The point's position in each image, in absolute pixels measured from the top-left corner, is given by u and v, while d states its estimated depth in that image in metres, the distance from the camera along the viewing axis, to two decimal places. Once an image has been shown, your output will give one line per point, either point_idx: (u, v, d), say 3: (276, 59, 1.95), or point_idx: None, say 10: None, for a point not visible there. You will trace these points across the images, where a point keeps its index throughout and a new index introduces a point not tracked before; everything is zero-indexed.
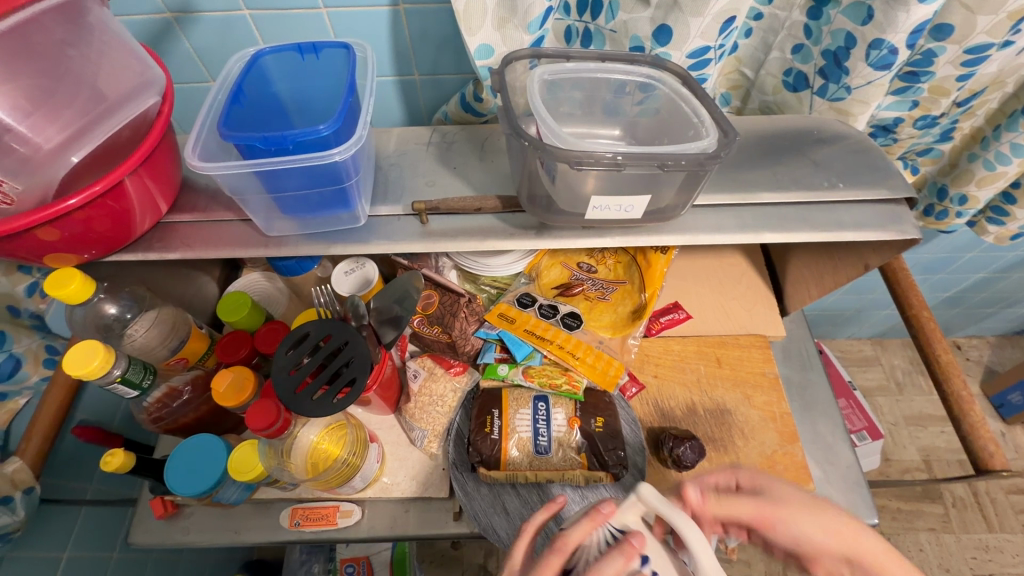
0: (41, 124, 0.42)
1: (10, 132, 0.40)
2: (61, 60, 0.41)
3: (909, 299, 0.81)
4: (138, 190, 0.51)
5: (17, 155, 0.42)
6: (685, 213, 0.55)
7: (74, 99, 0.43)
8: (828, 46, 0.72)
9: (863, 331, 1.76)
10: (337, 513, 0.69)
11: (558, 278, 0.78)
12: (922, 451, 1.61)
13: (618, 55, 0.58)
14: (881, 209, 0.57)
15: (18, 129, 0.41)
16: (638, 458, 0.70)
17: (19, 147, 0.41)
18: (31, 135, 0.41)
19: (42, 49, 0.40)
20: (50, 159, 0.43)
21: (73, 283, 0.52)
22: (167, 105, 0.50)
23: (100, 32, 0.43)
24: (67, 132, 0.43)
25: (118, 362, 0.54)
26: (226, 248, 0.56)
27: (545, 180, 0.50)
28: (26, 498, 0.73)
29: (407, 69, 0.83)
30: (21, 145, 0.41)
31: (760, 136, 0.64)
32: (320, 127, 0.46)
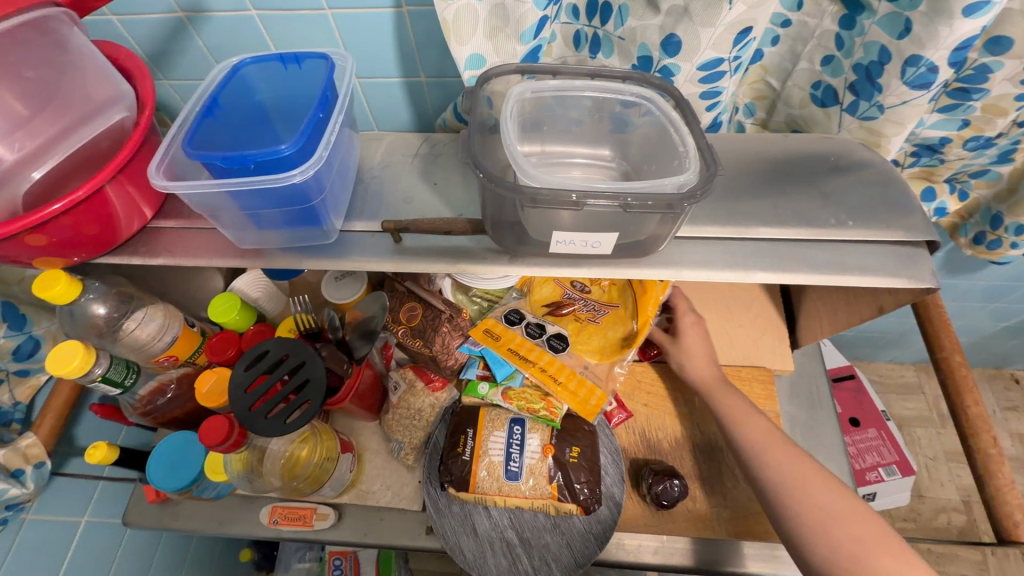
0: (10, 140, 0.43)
1: None
2: (30, 77, 0.43)
3: (940, 340, 0.70)
4: (120, 196, 0.52)
5: None
6: (669, 245, 0.52)
7: (43, 113, 0.44)
8: (859, 59, 0.65)
9: (905, 355, 1.63)
10: (313, 516, 0.70)
11: (550, 295, 0.75)
12: (960, 490, 1.48)
13: (609, 72, 0.54)
14: (893, 251, 0.52)
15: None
16: (616, 490, 0.67)
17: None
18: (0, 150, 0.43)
19: (9, 70, 0.41)
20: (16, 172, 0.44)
21: (59, 284, 0.54)
22: (144, 115, 0.51)
23: (67, 48, 0.45)
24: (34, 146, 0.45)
25: (100, 361, 0.58)
26: (205, 257, 0.56)
27: (514, 209, 0.47)
28: (37, 472, 0.77)
29: (414, 71, 0.74)
30: None
31: (761, 162, 0.60)
32: (281, 146, 0.45)
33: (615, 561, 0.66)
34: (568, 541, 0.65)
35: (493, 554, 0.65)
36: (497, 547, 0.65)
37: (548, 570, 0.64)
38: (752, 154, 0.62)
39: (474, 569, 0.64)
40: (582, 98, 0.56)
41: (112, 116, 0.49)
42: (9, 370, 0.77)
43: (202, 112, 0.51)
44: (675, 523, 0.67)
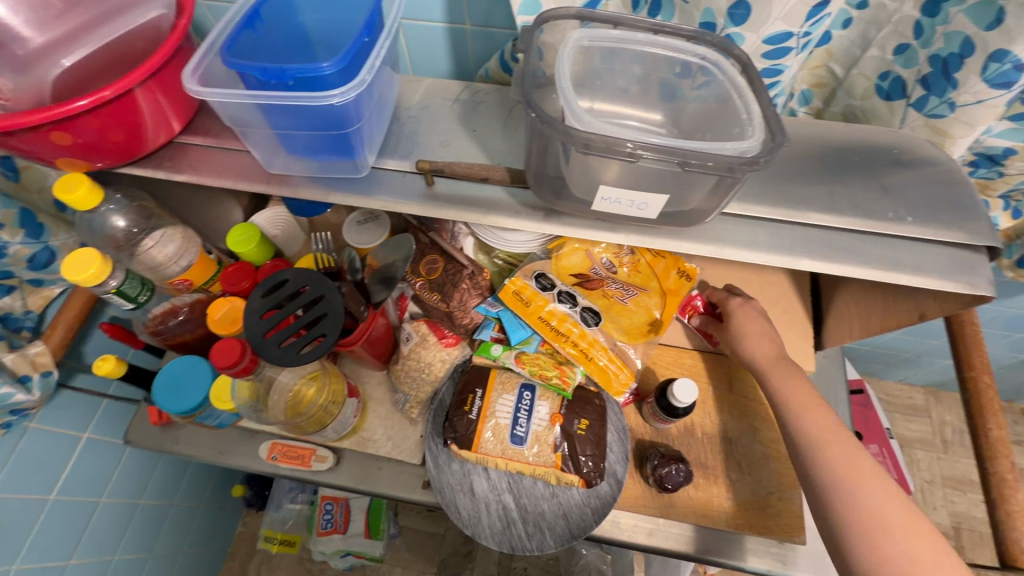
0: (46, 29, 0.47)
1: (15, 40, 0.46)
2: None
3: (970, 358, 0.67)
4: (149, 103, 0.50)
5: (16, 59, 0.46)
6: (714, 220, 0.49)
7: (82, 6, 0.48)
8: (938, 50, 0.60)
9: (917, 377, 1.59)
10: (312, 457, 0.70)
11: (578, 266, 0.72)
12: (953, 516, 1.47)
13: (673, 28, 0.51)
14: (948, 254, 0.49)
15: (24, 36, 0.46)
16: (619, 468, 0.65)
17: (19, 50, 0.46)
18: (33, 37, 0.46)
19: None
20: (40, 59, 0.46)
21: (80, 189, 0.53)
22: (183, 19, 0.47)
23: None
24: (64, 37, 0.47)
25: (115, 274, 0.56)
26: (229, 178, 0.54)
27: (559, 160, 0.45)
28: (43, 380, 0.77)
29: (460, 16, 0.70)
30: (23, 50, 0.46)
31: (817, 147, 0.57)
32: (322, 64, 0.43)
33: (610, 538, 0.66)
34: (565, 512, 0.64)
35: (487, 515, 0.64)
36: (493, 508, 0.64)
37: (542, 538, 0.63)
38: (809, 138, 0.58)
39: (467, 527, 0.64)
40: (638, 55, 0.53)
41: (148, 9, 0.48)
42: (24, 277, 0.77)
43: (241, 22, 0.48)
44: (673, 508, 0.66)
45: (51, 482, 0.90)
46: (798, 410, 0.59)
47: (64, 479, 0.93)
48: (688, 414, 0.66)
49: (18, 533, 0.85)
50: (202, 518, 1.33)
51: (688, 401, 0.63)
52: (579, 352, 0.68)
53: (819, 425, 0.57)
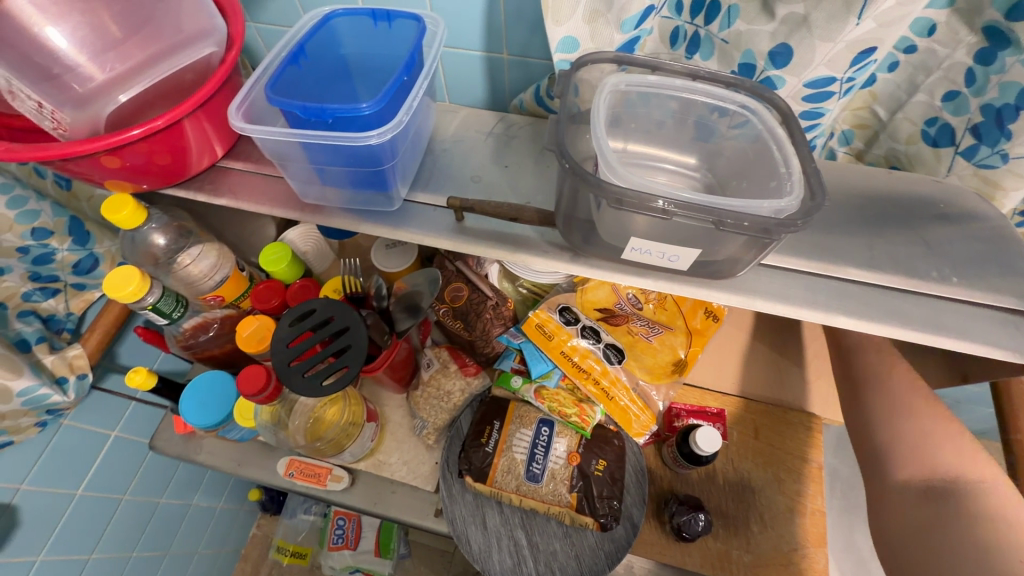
0: (108, 65, 0.45)
1: (72, 75, 0.43)
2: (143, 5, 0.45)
3: (1018, 423, 0.62)
4: (195, 131, 0.52)
5: (73, 94, 0.44)
6: (746, 271, 0.48)
7: (143, 42, 0.46)
8: (992, 100, 0.58)
9: (955, 424, 1.51)
10: (328, 477, 0.70)
11: (604, 300, 0.71)
12: None
13: (713, 74, 0.51)
14: (999, 318, 0.46)
15: (80, 71, 0.44)
16: (635, 512, 0.64)
17: (76, 86, 0.44)
18: (93, 74, 0.44)
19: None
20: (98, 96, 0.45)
21: (126, 209, 0.55)
22: (232, 54, 0.50)
23: None
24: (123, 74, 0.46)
25: (152, 291, 0.58)
26: (265, 204, 0.56)
27: (590, 206, 0.44)
28: (78, 383, 0.80)
29: (497, 46, 0.71)
30: (79, 85, 0.44)
31: (857, 197, 0.55)
32: (362, 105, 0.43)
33: None
34: (578, 554, 0.63)
35: (499, 550, 0.63)
36: (505, 543, 0.64)
37: None
38: (850, 186, 0.57)
39: (477, 561, 0.63)
40: (672, 99, 0.52)
41: (202, 47, 0.49)
42: (69, 282, 0.80)
43: (286, 59, 0.50)
44: (690, 558, 0.63)
45: (79, 478, 0.93)
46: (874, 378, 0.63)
47: (92, 476, 0.96)
48: (711, 462, 0.64)
49: (45, 527, 0.88)
50: (217, 519, 1.35)
51: (712, 450, 0.61)
52: (600, 390, 0.67)
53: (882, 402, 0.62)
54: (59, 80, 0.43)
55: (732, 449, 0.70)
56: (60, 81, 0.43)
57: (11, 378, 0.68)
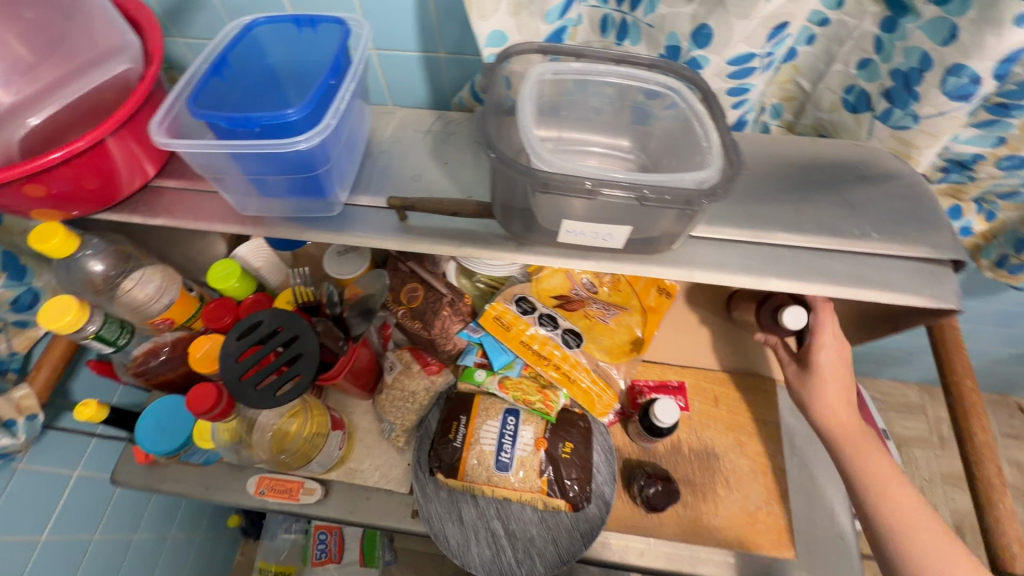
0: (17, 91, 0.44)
1: None
2: (51, 31, 0.45)
3: (952, 363, 0.67)
4: (122, 151, 0.51)
5: None
6: (682, 244, 0.50)
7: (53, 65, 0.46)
8: (898, 65, 0.61)
9: (910, 375, 1.60)
10: (300, 490, 0.69)
11: (559, 287, 0.73)
12: (953, 514, 1.46)
13: (636, 57, 0.52)
14: (917, 268, 0.50)
15: None
16: (606, 490, 0.65)
17: None
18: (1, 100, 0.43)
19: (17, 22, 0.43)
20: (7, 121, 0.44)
21: (56, 237, 0.53)
22: (150, 71, 0.50)
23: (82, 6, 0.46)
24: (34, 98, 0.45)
25: (93, 319, 0.56)
26: (204, 221, 0.55)
27: (524, 195, 0.45)
28: (29, 424, 0.77)
29: (433, 46, 0.71)
30: None
31: (784, 165, 0.58)
32: (287, 111, 0.43)
33: (602, 561, 0.65)
34: (554, 537, 0.64)
35: (477, 543, 0.64)
36: (482, 535, 0.65)
37: (532, 564, 0.63)
38: (777, 155, 0.59)
39: (456, 556, 0.64)
40: (600, 85, 0.54)
41: (116, 65, 0.48)
42: (8, 320, 0.77)
43: (209, 71, 0.49)
44: (662, 528, 0.65)
45: (42, 523, 0.90)
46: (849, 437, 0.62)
47: (55, 519, 0.92)
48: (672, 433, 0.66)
49: None
50: (196, 549, 1.31)
51: (671, 421, 0.64)
52: (562, 375, 0.68)
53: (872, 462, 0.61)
54: None
55: (693, 420, 0.72)
56: None
57: None
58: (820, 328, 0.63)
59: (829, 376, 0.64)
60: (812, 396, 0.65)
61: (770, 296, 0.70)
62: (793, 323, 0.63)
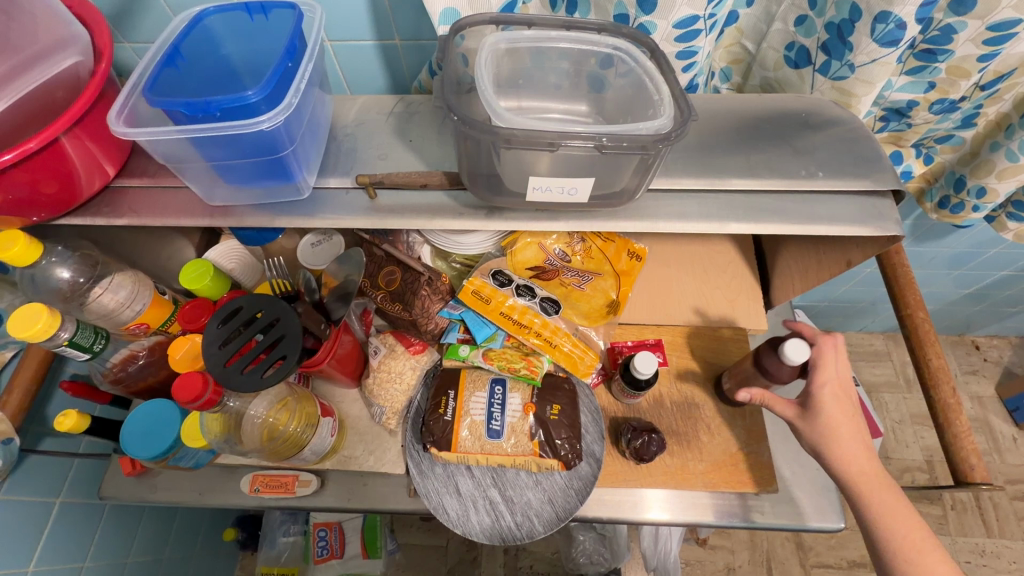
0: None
1: None
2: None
3: (905, 297, 0.71)
4: (78, 151, 0.50)
5: None
6: (645, 197, 0.52)
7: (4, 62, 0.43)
8: (832, 18, 0.65)
9: (874, 324, 1.68)
10: (296, 482, 0.70)
11: (533, 259, 0.75)
12: (924, 451, 1.55)
13: (586, 22, 0.54)
14: (862, 203, 0.53)
15: None
16: (596, 447, 0.68)
17: None
18: None
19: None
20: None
21: (17, 245, 0.52)
22: (104, 63, 0.49)
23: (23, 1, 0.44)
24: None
25: (66, 326, 0.55)
26: (171, 216, 0.55)
27: (492, 159, 0.47)
28: (3, 449, 0.75)
29: (387, 32, 0.72)
30: None
31: (736, 118, 0.60)
32: (247, 92, 0.44)
33: (597, 516, 0.68)
34: (551, 497, 0.66)
35: (476, 511, 0.66)
36: (481, 504, 0.66)
37: (531, 526, 0.65)
38: (728, 110, 0.62)
39: (457, 526, 0.66)
40: (554, 53, 0.55)
41: (64, 58, 0.47)
42: None
43: (162, 62, 0.49)
44: (651, 477, 0.68)
45: (29, 553, 0.88)
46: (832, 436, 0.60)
47: (42, 547, 0.90)
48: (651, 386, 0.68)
49: None
50: (194, 568, 1.30)
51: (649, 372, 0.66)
52: (544, 342, 0.70)
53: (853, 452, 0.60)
54: None
55: (673, 374, 0.75)
56: None
57: None
58: (821, 365, 0.62)
59: (834, 413, 0.60)
60: (825, 438, 0.60)
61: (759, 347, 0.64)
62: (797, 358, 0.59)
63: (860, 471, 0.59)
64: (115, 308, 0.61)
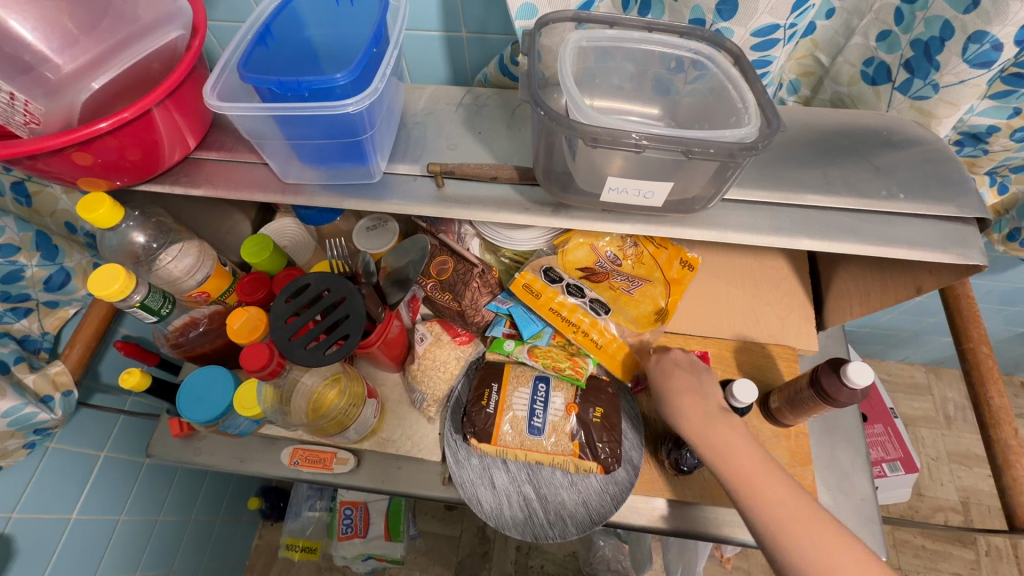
0: (74, 52, 0.46)
1: (44, 62, 0.45)
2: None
3: (967, 330, 0.68)
4: (166, 122, 0.52)
5: (45, 83, 0.46)
6: (715, 207, 0.52)
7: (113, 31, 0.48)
8: (919, 35, 0.62)
9: (917, 355, 1.61)
10: (333, 460, 0.71)
11: (584, 259, 0.74)
12: (960, 491, 1.48)
13: (669, 26, 0.53)
14: (943, 229, 0.51)
15: (52, 59, 0.45)
16: (634, 454, 0.67)
17: (50, 75, 0.46)
18: (59, 60, 0.46)
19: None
20: (70, 82, 0.46)
21: (102, 208, 0.54)
22: (196, 39, 0.51)
23: None
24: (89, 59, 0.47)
25: (138, 288, 0.58)
26: (245, 190, 0.56)
27: (567, 155, 0.47)
28: (65, 400, 0.78)
29: (454, 24, 0.72)
30: (52, 74, 0.46)
31: (812, 132, 0.58)
32: (336, 75, 0.45)
33: (628, 523, 0.67)
34: (585, 499, 0.66)
35: (509, 506, 0.66)
36: (514, 499, 0.67)
37: (564, 525, 0.65)
38: (801, 124, 0.60)
39: (490, 518, 0.66)
40: (629, 52, 0.54)
41: (170, 31, 0.50)
42: (40, 299, 0.80)
43: (254, 40, 0.50)
44: (688, 491, 0.66)
45: (72, 501, 0.93)
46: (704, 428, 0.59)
47: (85, 495, 0.95)
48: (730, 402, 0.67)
49: (45, 549, 0.89)
50: (217, 531, 1.34)
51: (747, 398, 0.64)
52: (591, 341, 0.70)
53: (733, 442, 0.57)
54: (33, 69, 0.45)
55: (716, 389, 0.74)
56: (34, 70, 0.45)
57: None
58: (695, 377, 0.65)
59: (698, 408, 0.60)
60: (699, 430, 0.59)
61: (816, 365, 0.62)
62: (859, 379, 0.58)
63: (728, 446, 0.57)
64: (174, 275, 0.63)
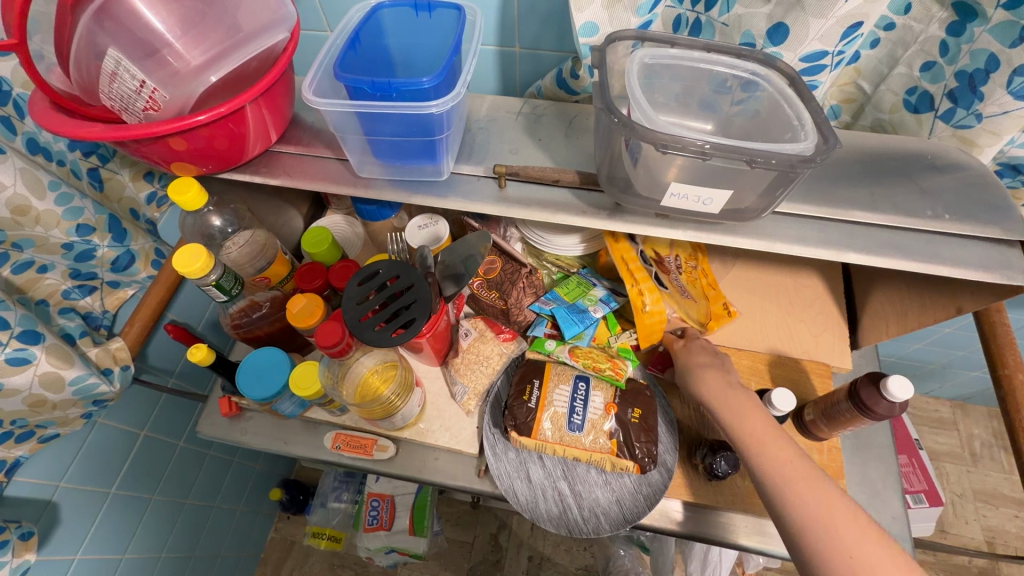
0: (191, 44, 0.52)
1: (168, 48, 0.50)
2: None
3: (1003, 357, 0.68)
4: (255, 117, 0.57)
5: (169, 70, 0.51)
6: (764, 218, 0.55)
7: (219, 26, 0.53)
8: (964, 66, 0.63)
9: (942, 389, 1.59)
10: (375, 446, 0.74)
11: (661, 247, 0.76)
12: (985, 531, 1.45)
13: (726, 48, 0.56)
14: (987, 249, 0.53)
15: (175, 47, 0.51)
16: (669, 458, 0.69)
17: (173, 62, 0.51)
18: (183, 52, 0.51)
19: None
20: (192, 75, 0.52)
21: (191, 191, 0.59)
22: (292, 42, 0.56)
23: None
24: (209, 55, 0.53)
25: (215, 269, 0.62)
26: (320, 182, 0.60)
27: (627, 163, 0.51)
28: (122, 374, 0.80)
29: (510, 40, 0.77)
30: (174, 61, 0.51)
31: (856, 153, 0.61)
32: (423, 79, 0.49)
33: (658, 526, 0.68)
34: (618, 498, 0.68)
35: (545, 500, 0.68)
36: (550, 493, 0.68)
37: (597, 522, 0.67)
38: (845, 146, 0.63)
39: (526, 510, 0.68)
40: (687, 70, 0.58)
41: (274, 35, 0.56)
42: (105, 279, 0.82)
43: (344, 46, 0.55)
44: (721, 497, 0.67)
45: (113, 476, 0.96)
46: (731, 418, 0.61)
47: (125, 470, 0.98)
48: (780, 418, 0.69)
49: (85, 519, 0.92)
50: (238, 520, 1.37)
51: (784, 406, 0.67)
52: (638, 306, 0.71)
53: (762, 431, 0.59)
54: (159, 54, 0.50)
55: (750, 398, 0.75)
56: (160, 55, 0.50)
57: (64, 367, 0.67)
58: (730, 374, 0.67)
59: (730, 401, 0.63)
60: (738, 417, 0.61)
61: (854, 379, 0.64)
62: (899, 393, 0.60)
63: (751, 435, 0.59)
64: (229, 257, 0.68)
